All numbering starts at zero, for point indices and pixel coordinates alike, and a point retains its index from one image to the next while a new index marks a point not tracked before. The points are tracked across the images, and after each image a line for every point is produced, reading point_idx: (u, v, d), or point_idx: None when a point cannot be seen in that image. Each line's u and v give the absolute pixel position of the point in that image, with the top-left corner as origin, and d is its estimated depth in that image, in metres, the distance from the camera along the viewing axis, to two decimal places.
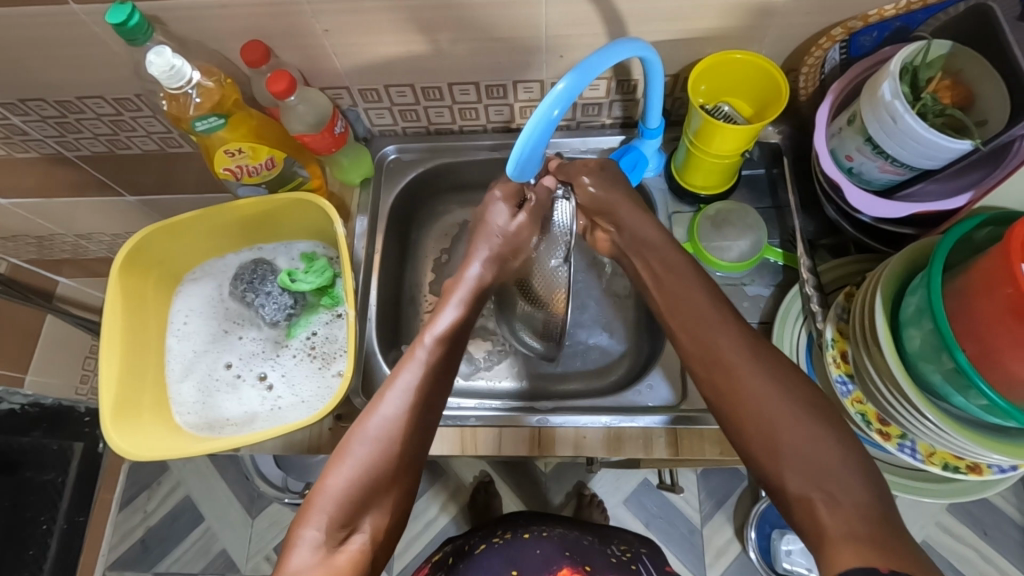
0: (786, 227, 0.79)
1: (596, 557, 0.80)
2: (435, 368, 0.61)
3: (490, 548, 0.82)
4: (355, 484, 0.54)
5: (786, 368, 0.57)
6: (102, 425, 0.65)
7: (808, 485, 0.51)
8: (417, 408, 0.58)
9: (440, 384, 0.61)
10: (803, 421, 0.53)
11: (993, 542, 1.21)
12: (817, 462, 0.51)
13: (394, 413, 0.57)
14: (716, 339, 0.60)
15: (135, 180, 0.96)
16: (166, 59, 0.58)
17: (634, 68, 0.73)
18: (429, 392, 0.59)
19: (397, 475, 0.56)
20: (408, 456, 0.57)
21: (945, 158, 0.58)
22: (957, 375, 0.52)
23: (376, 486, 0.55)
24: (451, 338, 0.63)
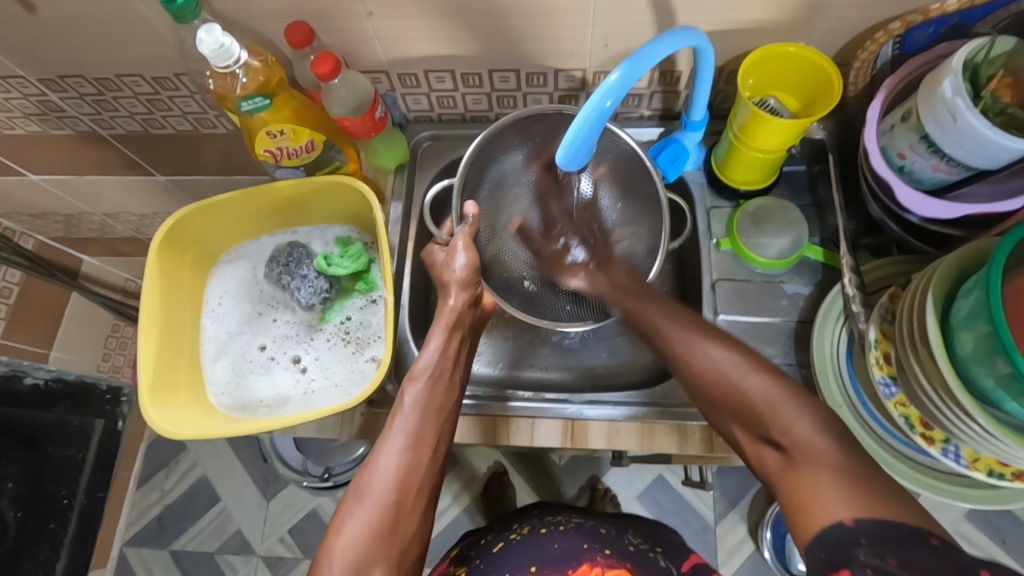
0: (828, 225, 0.77)
1: (614, 547, 0.80)
2: (425, 416, 0.59)
3: (508, 544, 0.82)
4: (360, 543, 0.54)
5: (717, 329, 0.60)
6: (141, 401, 0.65)
7: (755, 439, 0.53)
8: (411, 453, 0.57)
9: (435, 430, 0.60)
10: (751, 380, 0.54)
11: (1010, 551, 1.21)
12: (759, 416, 0.52)
13: (390, 465, 0.57)
14: (687, 355, 0.59)
15: (166, 160, 0.96)
16: (216, 37, 0.58)
17: (680, 60, 0.72)
18: (425, 436, 0.59)
19: (399, 528, 0.55)
20: (411, 505, 0.57)
21: (1003, 158, 0.56)
22: (1013, 381, 0.50)
23: (381, 542, 0.54)
24: (440, 373, 0.62)
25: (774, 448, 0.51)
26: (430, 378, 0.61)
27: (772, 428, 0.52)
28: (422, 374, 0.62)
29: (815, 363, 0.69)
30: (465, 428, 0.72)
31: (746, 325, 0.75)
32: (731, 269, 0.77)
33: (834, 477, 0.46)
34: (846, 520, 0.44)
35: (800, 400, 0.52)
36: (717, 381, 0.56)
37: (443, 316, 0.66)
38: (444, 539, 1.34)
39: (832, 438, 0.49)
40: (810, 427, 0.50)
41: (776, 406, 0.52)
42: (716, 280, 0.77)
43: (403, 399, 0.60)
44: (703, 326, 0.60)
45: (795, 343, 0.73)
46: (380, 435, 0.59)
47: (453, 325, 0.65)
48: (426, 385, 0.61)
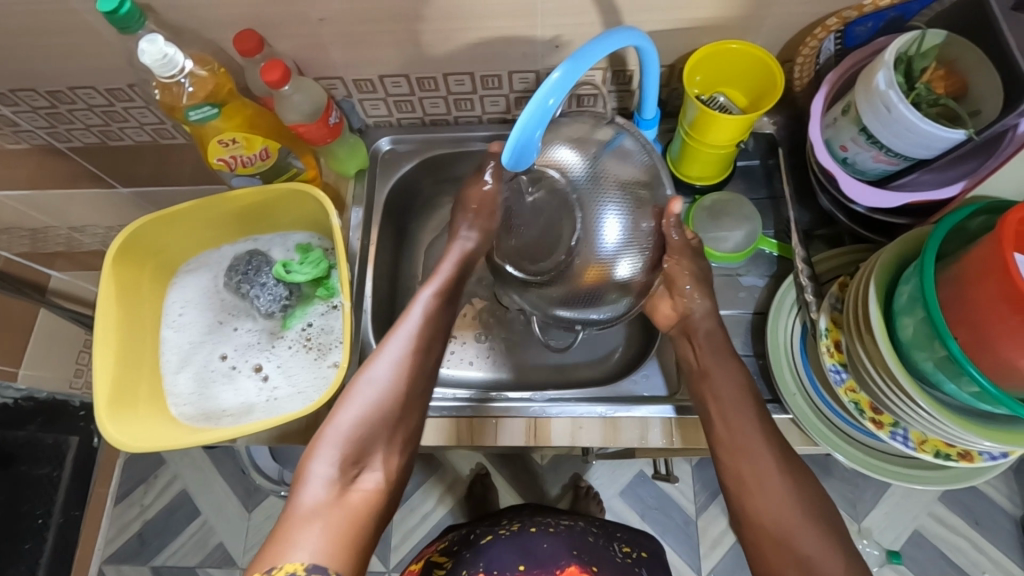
0: (781, 218, 0.79)
1: (603, 557, 0.81)
2: (405, 375, 0.60)
3: (497, 539, 0.82)
4: (363, 423, 0.57)
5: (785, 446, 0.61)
6: (97, 414, 0.64)
7: (775, 545, 0.57)
8: (419, 355, 0.62)
9: (420, 380, 0.61)
10: (783, 486, 0.58)
11: (983, 531, 1.25)
12: (796, 526, 0.56)
13: (397, 350, 0.61)
14: (733, 442, 0.61)
15: (128, 172, 0.95)
16: (159, 47, 0.58)
17: (629, 58, 0.73)
18: (429, 343, 0.63)
19: (402, 419, 0.60)
20: (412, 406, 0.61)
21: (938, 147, 0.58)
22: (949, 363, 0.52)
23: (383, 426, 0.58)
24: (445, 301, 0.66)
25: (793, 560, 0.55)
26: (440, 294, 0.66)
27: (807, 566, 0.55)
28: (444, 290, 0.66)
29: (770, 354, 0.71)
30: (431, 430, 0.72)
31: None
32: None
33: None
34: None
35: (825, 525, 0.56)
36: (768, 501, 0.58)
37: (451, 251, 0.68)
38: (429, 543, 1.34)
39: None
40: (833, 557, 0.55)
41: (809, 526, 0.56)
42: None
43: (412, 310, 0.64)
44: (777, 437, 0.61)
45: (751, 334, 0.75)
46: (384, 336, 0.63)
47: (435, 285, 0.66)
48: (410, 342, 0.62)
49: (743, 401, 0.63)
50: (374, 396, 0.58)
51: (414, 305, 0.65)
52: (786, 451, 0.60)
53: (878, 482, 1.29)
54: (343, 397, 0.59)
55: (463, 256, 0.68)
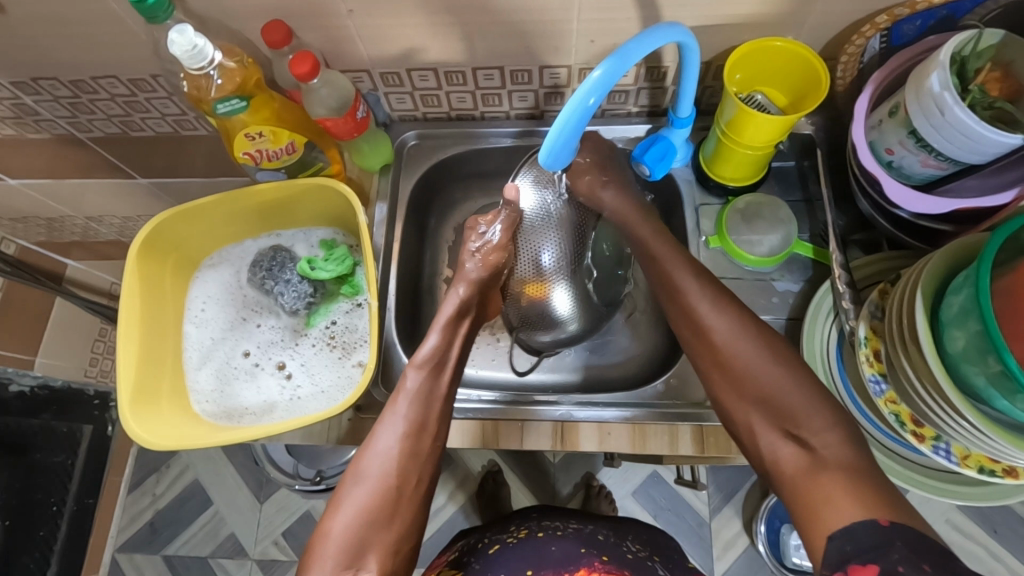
0: (817, 222, 0.77)
1: (613, 551, 0.80)
2: (403, 456, 0.58)
3: (505, 547, 0.81)
4: (353, 527, 0.55)
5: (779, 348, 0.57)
6: (121, 411, 0.64)
7: (774, 430, 0.55)
8: (410, 440, 0.59)
9: (417, 466, 0.59)
10: (770, 369, 0.56)
11: (1002, 540, 1.23)
12: (788, 408, 0.55)
13: (388, 449, 0.58)
14: (712, 345, 0.59)
15: (147, 162, 0.94)
16: (188, 38, 0.56)
17: (667, 55, 0.71)
18: (426, 419, 0.60)
19: (397, 510, 0.57)
20: (409, 492, 0.58)
21: (992, 152, 0.56)
22: (1004, 379, 0.50)
23: (375, 531, 0.56)
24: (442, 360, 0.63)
25: (793, 442, 0.54)
26: (432, 365, 0.62)
27: (800, 427, 0.54)
28: (426, 361, 0.63)
29: (805, 362, 0.69)
30: (457, 431, 0.71)
31: None
32: (721, 266, 0.76)
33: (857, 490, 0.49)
34: (879, 520, 0.47)
35: (826, 409, 0.54)
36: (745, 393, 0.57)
37: (446, 308, 0.67)
38: (440, 537, 1.33)
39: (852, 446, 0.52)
40: (838, 438, 0.53)
41: (808, 406, 0.54)
42: None
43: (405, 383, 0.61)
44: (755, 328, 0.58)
45: (785, 340, 0.73)
46: (377, 419, 0.60)
47: (465, 321, 0.67)
48: (407, 426, 0.59)
49: (720, 299, 0.60)
50: (361, 511, 0.56)
51: (402, 383, 0.62)
52: (771, 345, 0.58)
53: None
54: (337, 496, 0.58)
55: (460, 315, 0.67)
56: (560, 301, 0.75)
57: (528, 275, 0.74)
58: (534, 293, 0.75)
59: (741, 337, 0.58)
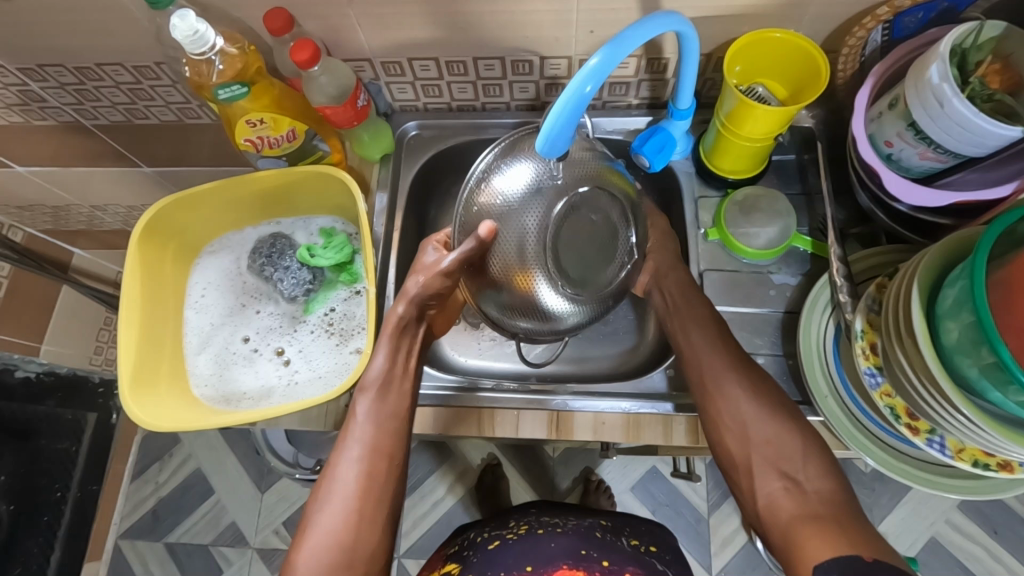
0: (816, 215, 0.77)
1: (613, 551, 0.79)
2: (361, 483, 0.60)
3: (504, 543, 0.81)
4: (320, 557, 0.57)
5: (775, 392, 0.62)
6: (121, 393, 0.64)
7: (771, 470, 0.59)
8: (367, 464, 0.60)
9: (376, 490, 0.60)
10: (774, 420, 0.60)
11: (1003, 541, 1.23)
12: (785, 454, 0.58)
13: (348, 475, 0.60)
14: (718, 395, 0.63)
15: (151, 151, 0.95)
16: (189, 23, 0.57)
17: (666, 45, 0.70)
18: (381, 444, 0.62)
19: (363, 536, 0.59)
20: (374, 514, 0.60)
21: (991, 145, 0.55)
22: (996, 371, 0.50)
23: (344, 559, 0.58)
24: (390, 381, 0.64)
25: (784, 481, 0.58)
26: (380, 385, 0.64)
27: (797, 471, 0.58)
28: (374, 382, 0.64)
29: (802, 355, 0.68)
30: (450, 418, 0.71)
31: (736, 315, 0.74)
32: (719, 259, 0.76)
33: (834, 531, 0.52)
34: (864, 556, 0.50)
35: (821, 459, 0.58)
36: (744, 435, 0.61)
37: (389, 319, 0.67)
38: (439, 530, 1.34)
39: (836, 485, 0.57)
40: (828, 483, 0.57)
41: (805, 454, 0.58)
42: (704, 270, 0.76)
43: (357, 411, 0.63)
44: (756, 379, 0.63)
45: (781, 333, 0.72)
46: (334, 448, 0.62)
47: (411, 331, 0.67)
48: (363, 449, 0.61)
49: (742, 367, 0.64)
50: (323, 544, 0.58)
51: (354, 409, 0.63)
52: (778, 409, 0.61)
53: (895, 487, 1.28)
54: (302, 526, 0.60)
55: (398, 334, 0.66)
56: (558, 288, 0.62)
57: (520, 270, 0.61)
58: (523, 284, 0.61)
59: (752, 386, 0.62)
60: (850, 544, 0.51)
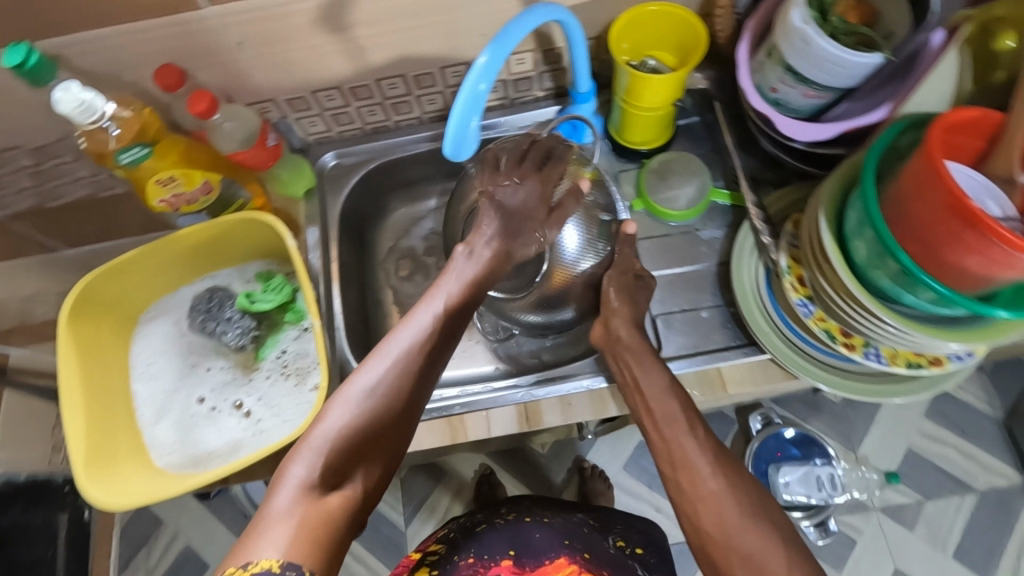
0: (728, 169, 0.81)
1: (597, 547, 0.81)
2: (400, 382, 0.52)
3: (491, 527, 0.82)
4: (341, 445, 0.49)
5: (749, 481, 0.55)
6: (78, 479, 0.62)
7: None
8: (412, 365, 0.53)
9: (413, 396, 0.53)
10: (753, 524, 0.52)
11: (972, 440, 1.31)
12: (770, 569, 0.49)
13: (384, 368, 0.52)
14: (691, 481, 0.55)
15: (71, 231, 0.93)
16: (75, 95, 0.56)
17: (555, 35, 0.73)
18: (428, 347, 0.54)
19: (388, 437, 0.51)
20: (405, 419, 0.52)
21: (859, 74, 0.60)
22: (904, 276, 0.54)
23: (367, 449, 0.50)
24: (456, 315, 0.58)
25: None
26: (450, 302, 0.58)
27: None
28: (456, 306, 0.58)
29: (739, 300, 0.72)
30: (422, 433, 0.71)
31: (675, 276, 0.77)
32: (648, 227, 0.80)
33: None
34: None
35: (802, 566, 0.49)
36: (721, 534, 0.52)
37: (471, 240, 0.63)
38: None
39: None
40: None
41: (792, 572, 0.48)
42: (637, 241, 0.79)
43: (418, 311, 0.57)
44: (729, 465, 0.56)
45: (719, 285, 0.76)
46: (378, 343, 0.54)
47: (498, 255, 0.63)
48: (409, 352, 0.53)
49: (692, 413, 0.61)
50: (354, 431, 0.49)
51: (411, 313, 0.57)
52: (757, 507, 0.53)
53: (867, 411, 1.35)
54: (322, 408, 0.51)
55: (482, 274, 0.62)
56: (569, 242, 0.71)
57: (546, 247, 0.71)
58: None
59: (728, 477, 0.55)
60: None
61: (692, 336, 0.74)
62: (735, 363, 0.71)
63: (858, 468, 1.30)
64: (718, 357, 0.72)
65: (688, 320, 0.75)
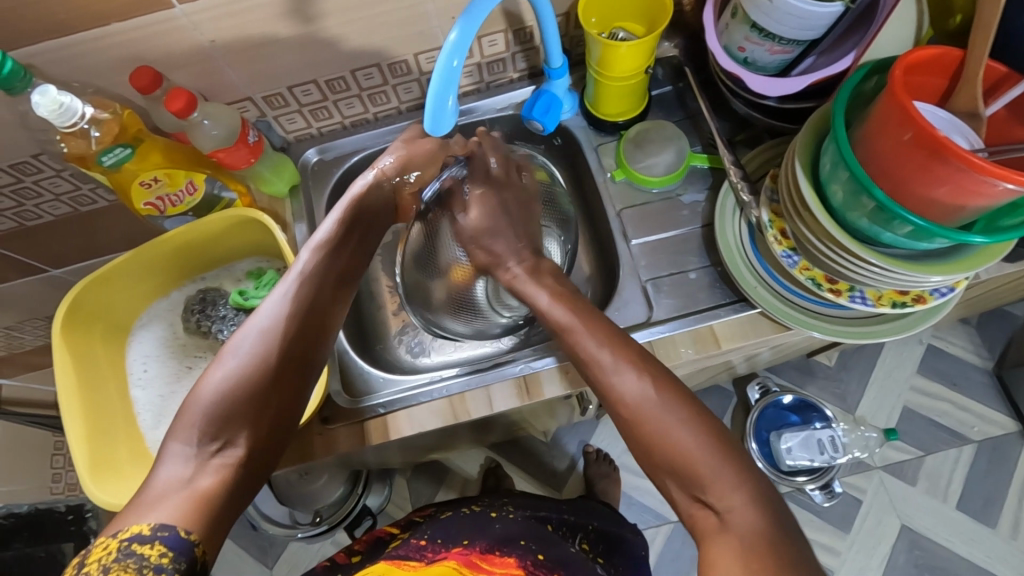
0: (704, 133, 0.82)
1: (555, 547, 0.75)
2: (287, 334, 0.59)
3: (455, 514, 0.80)
4: (228, 399, 0.55)
5: (668, 378, 0.57)
6: (84, 484, 0.62)
7: (689, 496, 0.53)
8: (293, 321, 0.60)
9: (298, 348, 0.60)
10: (676, 428, 0.54)
11: (964, 390, 1.34)
12: (695, 473, 0.52)
13: (275, 320, 0.59)
14: (611, 390, 0.58)
15: (56, 251, 0.92)
16: (52, 98, 0.56)
17: (525, 14, 0.75)
18: (311, 306, 0.61)
19: (273, 391, 0.57)
20: (292, 372, 0.59)
21: (823, 24, 0.62)
22: (880, 214, 0.56)
23: (251, 405, 0.56)
24: (339, 247, 0.66)
25: (705, 507, 0.52)
26: (326, 244, 0.64)
27: (707, 491, 0.51)
28: (326, 241, 0.65)
29: (725, 258, 0.73)
30: (424, 416, 0.72)
31: (661, 241, 0.78)
32: (629, 196, 0.81)
33: None
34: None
35: (735, 470, 0.52)
36: (636, 429, 0.56)
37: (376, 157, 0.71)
38: None
39: (763, 514, 0.50)
40: (751, 512, 0.50)
41: (719, 472, 0.52)
42: (621, 211, 0.80)
43: (303, 258, 0.63)
44: (654, 372, 0.57)
45: (705, 246, 0.77)
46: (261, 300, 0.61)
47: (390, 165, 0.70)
48: (294, 306, 0.60)
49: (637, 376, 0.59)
50: (233, 382, 0.55)
51: (297, 261, 0.63)
52: (688, 410, 0.55)
53: (860, 371, 1.37)
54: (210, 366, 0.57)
55: (356, 201, 0.67)
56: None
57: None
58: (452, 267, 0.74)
59: (648, 384, 0.56)
60: None
61: (683, 298, 0.75)
62: (727, 319, 0.72)
63: (858, 427, 1.31)
64: (710, 315, 0.73)
65: (678, 283, 0.76)
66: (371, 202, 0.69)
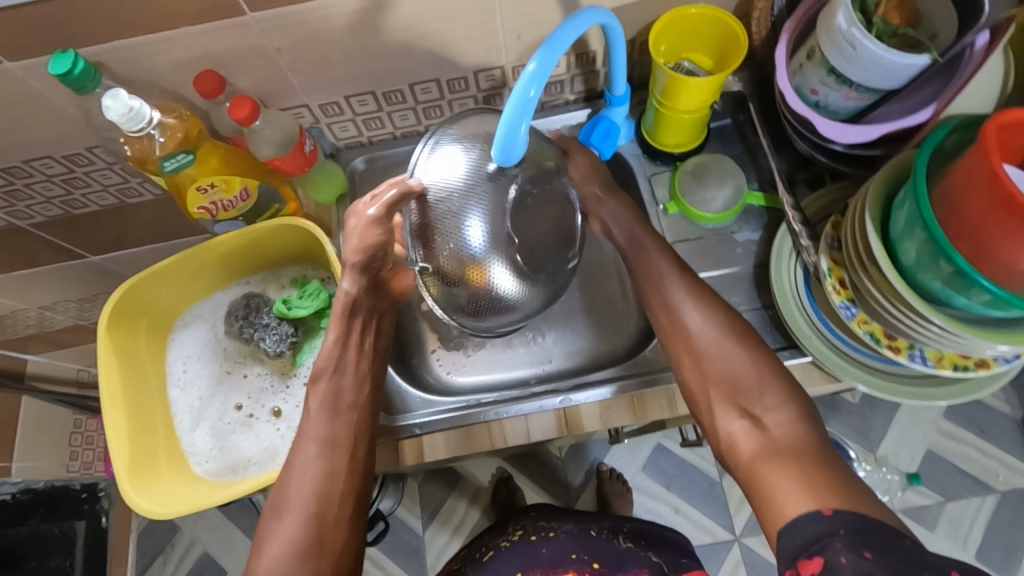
0: (762, 169, 0.81)
1: (605, 550, 0.78)
2: (320, 477, 0.61)
3: (499, 552, 0.83)
4: (285, 562, 0.57)
5: (730, 312, 0.64)
6: (121, 486, 0.63)
7: (733, 409, 0.59)
8: (326, 461, 0.61)
9: (338, 482, 0.61)
10: (734, 350, 0.61)
11: (992, 439, 1.30)
12: (743, 387, 0.59)
13: (308, 468, 0.61)
14: (676, 321, 0.63)
15: (96, 239, 0.92)
16: (123, 101, 0.56)
17: (591, 39, 0.74)
18: (339, 440, 0.63)
19: (324, 536, 0.59)
20: (337, 509, 0.61)
21: (904, 75, 0.60)
22: (957, 279, 0.54)
23: (311, 557, 0.58)
24: (347, 367, 0.66)
25: (747, 418, 0.58)
26: (332, 374, 0.65)
27: (754, 405, 0.58)
28: (327, 369, 0.65)
29: (779, 304, 0.71)
30: (460, 440, 0.72)
31: (712, 279, 0.77)
32: (683, 229, 0.79)
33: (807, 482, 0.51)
34: (824, 508, 0.49)
35: (784, 393, 0.58)
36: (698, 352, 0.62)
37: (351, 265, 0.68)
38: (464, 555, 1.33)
39: (806, 427, 0.56)
40: (790, 420, 0.56)
41: (766, 387, 0.58)
42: (671, 244, 0.79)
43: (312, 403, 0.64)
44: (713, 302, 0.64)
45: (756, 287, 0.76)
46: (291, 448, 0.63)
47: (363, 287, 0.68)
48: (319, 446, 0.62)
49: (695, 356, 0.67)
50: (287, 546, 0.58)
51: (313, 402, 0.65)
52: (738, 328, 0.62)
53: (886, 411, 1.34)
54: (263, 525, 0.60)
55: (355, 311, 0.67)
56: (474, 237, 0.62)
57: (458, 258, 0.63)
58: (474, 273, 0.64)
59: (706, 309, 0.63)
60: (815, 493, 0.50)
61: None
62: None
63: (879, 469, 1.29)
64: None
65: None
66: (368, 308, 0.68)
